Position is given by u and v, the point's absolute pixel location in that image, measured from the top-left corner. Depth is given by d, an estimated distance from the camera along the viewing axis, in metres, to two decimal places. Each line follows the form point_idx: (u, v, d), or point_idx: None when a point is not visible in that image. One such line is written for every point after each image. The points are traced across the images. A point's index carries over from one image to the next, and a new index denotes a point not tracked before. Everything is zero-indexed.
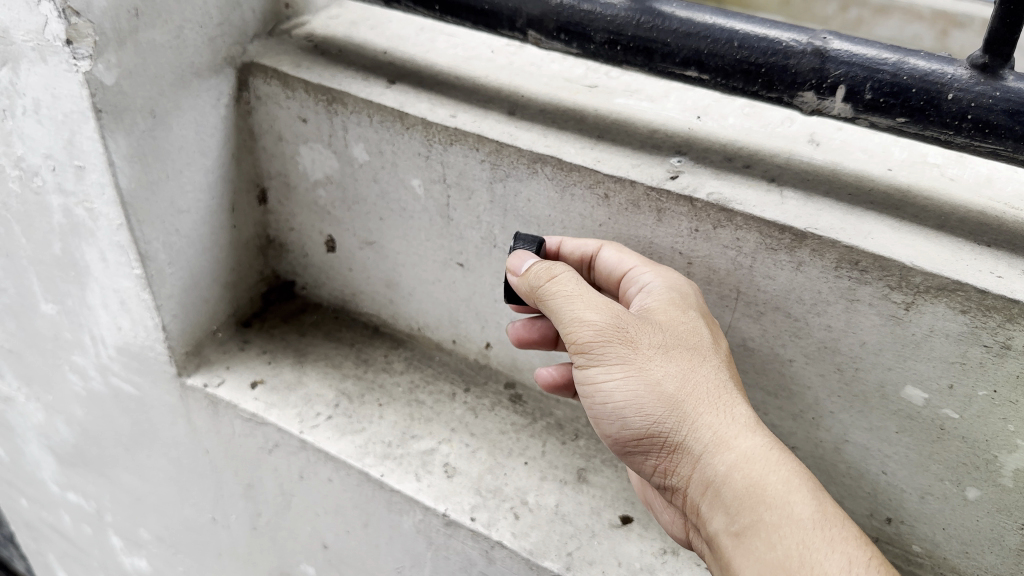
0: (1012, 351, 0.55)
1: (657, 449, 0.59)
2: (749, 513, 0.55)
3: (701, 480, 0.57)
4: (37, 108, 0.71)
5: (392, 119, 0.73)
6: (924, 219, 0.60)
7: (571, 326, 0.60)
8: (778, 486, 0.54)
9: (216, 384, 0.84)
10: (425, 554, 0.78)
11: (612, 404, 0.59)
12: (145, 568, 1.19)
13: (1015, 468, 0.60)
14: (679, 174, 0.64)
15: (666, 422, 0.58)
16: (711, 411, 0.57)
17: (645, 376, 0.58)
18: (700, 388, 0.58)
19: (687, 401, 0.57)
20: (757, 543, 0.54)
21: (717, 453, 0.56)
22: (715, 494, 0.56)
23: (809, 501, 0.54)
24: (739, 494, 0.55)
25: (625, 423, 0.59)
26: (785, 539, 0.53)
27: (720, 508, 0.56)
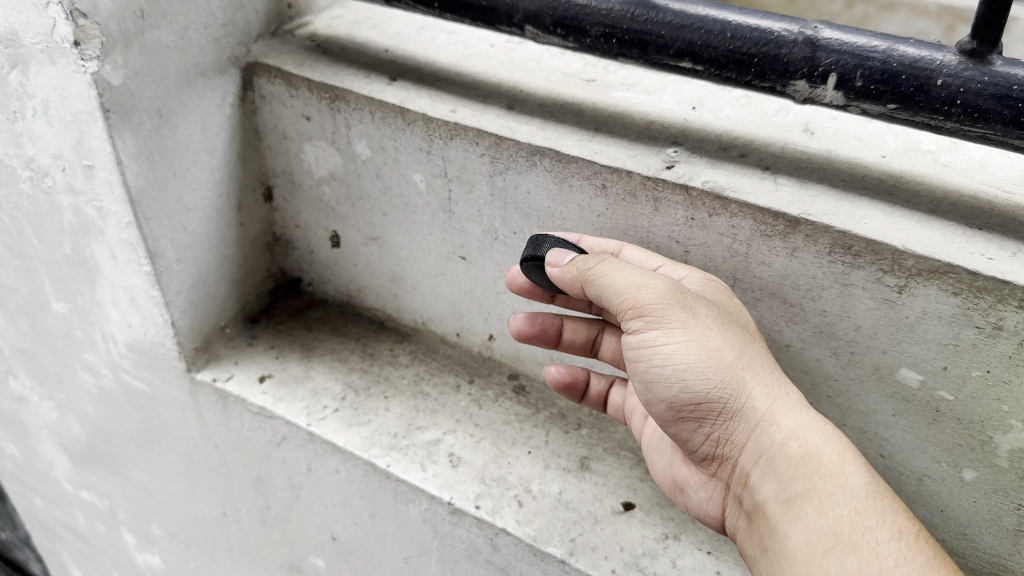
0: (1004, 332, 0.56)
1: (711, 415, 0.60)
2: (805, 480, 0.56)
3: (756, 449, 0.58)
4: (46, 109, 0.73)
5: (394, 115, 0.75)
6: (917, 203, 0.61)
7: (627, 291, 0.59)
8: (833, 456, 0.56)
9: (225, 379, 0.86)
10: (431, 543, 0.79)
11: (668, 368, 0.59)
12: (158, 564, 1.21)
13: (1010, 448, 0.60)
14: (675, 164, 0.65)
15: (726, 388, 0.58)
16: (768, 383, 0.58)
17: (708, 341, 0.58)
18: (758, 361, 0.59)
19: (747, 370, 0.58)
20: (809, 510, 0.55)
21: (774, 423, 0.57)
22: (769, 462, 0.58)
23: (861, 472, 0.56)
24: (795, 462, 0.56)
25: (682, 389, 0.59)
26: (840, 507, 0.55)
27: (773, 476, 0.58)
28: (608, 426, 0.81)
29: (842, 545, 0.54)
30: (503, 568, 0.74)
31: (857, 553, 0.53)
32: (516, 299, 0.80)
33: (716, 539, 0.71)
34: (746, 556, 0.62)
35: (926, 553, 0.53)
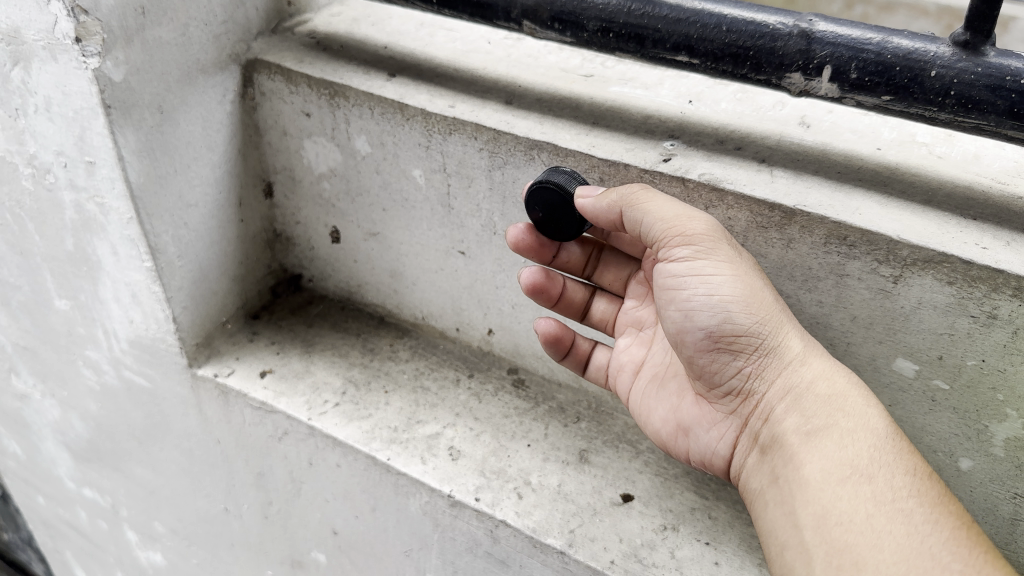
0: (998, 320, 0.56)
1: (747, 348, 0.62)
2: (829, 416, 0.60)
3: (785, 383, 0.62)
4: (48, 105, 0.73)
5: (393, 110, 0.75)
6: (911, 194, 0.61)
7: (678, 227, 0.60)
8: (857, 397, 0.60)
9: (226, 374, 0.86)
10: (431, 536, 0.80)
11: (712, 297, 0.61)
12: (160, 561, 1.21)
13: (1006, 437, 0.61)
14: (671, 157, 0.66)
15: (766, 324, 0.60)
16: (799, 329, 0.62)
17: (752, 282, 0.60)
18: (789, 310, 0.62)
19: (784, 313, 0.61)
20: (829, 443, 0.60)
21: (806, 363, 0.61)
22: (797, 398, 0.61)
23: (880, 415, 0.59)
24: (821, 399, 0.60)
25: (723, 320, 0.61)
26: (860, 440, 0.58)
27: (799, 410, 0.61)
28: (607, 420, 0.82)
29: (857, 474, 0.58)
30: (503, 560, 0.75)
31: (872, 482, 0.57)
32: (514, 293, 0.80)
33: (714, 530, 0.71)
34: (750, 486, 0.65)
35: (935, 488, 0.57)
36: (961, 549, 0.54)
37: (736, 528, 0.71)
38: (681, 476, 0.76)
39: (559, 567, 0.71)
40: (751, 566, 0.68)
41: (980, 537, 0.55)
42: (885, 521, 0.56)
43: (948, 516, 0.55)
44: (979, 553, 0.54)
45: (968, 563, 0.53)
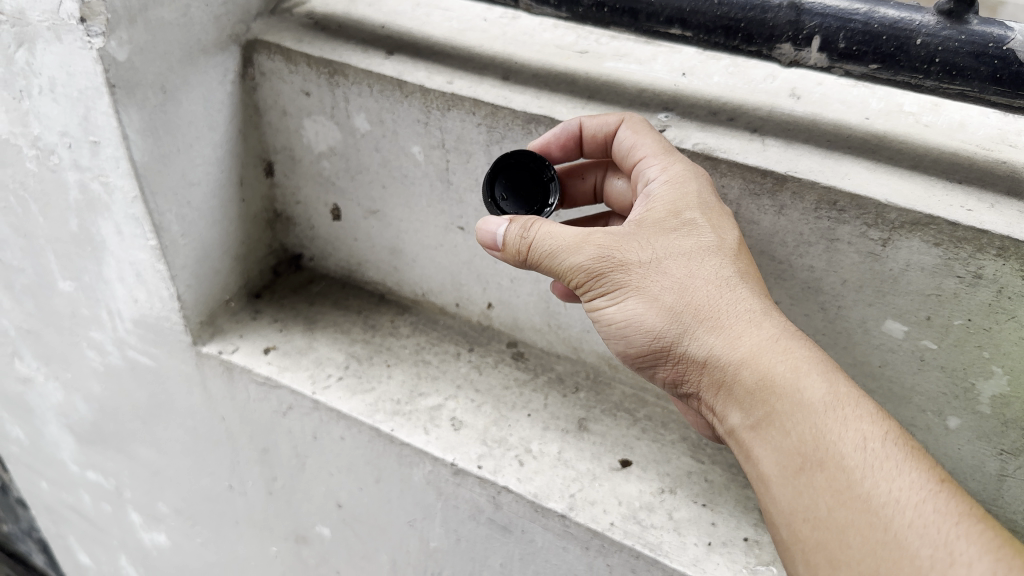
0: (983, 280, 0.58)
1: (669, 359, 0.61)
2: (761, 407, 0.56)
3: (712, 381, 0.59)
4: (53, 86, 0.75)
5: (392, 88, 0.77)
6: (899, 160, 0.63)
7: (566, 272, 0.62)
8: (788, 374, 0.56)
9: (231, 351, 0.88)
10: (435, 505, 0.81)
11: (620, 323, 0.62)
12: (164, 543, 1.23)
13: (991, 394, 0.63)
14: (666, 128, 0.68)
15: (670, 333, 0.59)
16: (715, 316, 0.58)
17: (644, 296, 0.60)
18: (700, 295, 0.59)
19: (687, 310, 0.59)
20: (773, 434, 0.56)
21: (724, 355, 0.58)
22: (728, 390, 0.58)
23: (819, 384, 0.55)
24: (751, 388, 0.57)
25: (637, 339, 0.62)
26: (798, 425, 0.54)
27: (734, 404, 0.58)
28: (605, 390, 0.84)
29: (807, 464, 0.54)
30: (505, 526, 0.77)
31: (824, 469, 0.53)
32: (513, 267, 0.82)
33: (710, 493, 0.73)
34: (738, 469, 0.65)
35: (894, 458, 0.52)
36: (930, 528, 0.49)
37: (732, 491, 0.73)
38: (678, 442, 0.78)
39: (560, 531, 0.73)
40: (746, 526, 0.70)
41: (955, 506, 0.49)
42: (844, 511, 0.51)
43: (912, 491, 0.50)
44: (950, 531, 0.48)
45: (937, 546, 0.48)
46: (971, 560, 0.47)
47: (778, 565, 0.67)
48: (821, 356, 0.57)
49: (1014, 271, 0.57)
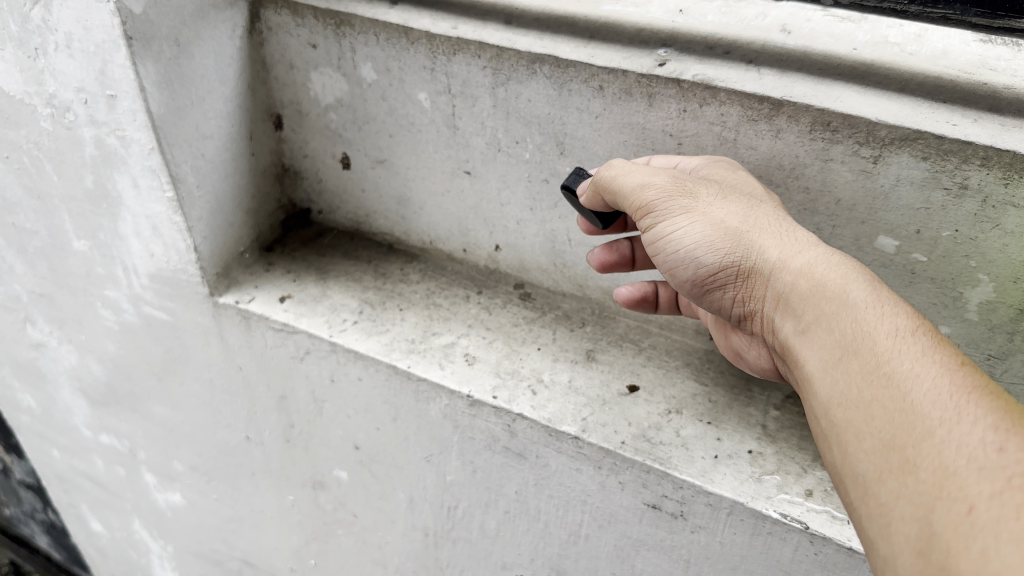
0: (969, 190, 0.62)
1: (732, 282, 0.64)
2: (812, 310, 0.58)
3: (771, 297, 0.62)
4: (69, 42, 0.77)
5: (399, 35, 0.79)
6: (887, 84, 0.66)
7: (636, 192, 0.65)
8: (837, 281, 0.58)
9: (247, 301, 0.91)
10: (451, 439, 0.85)
11: (684, 248, 0.65)
12: (179, 502, 1.26)
13: (979, 301, 0.67)
14: (666, 62, 0.70)
15: (733, 253, 0.63)
16: (776, 236, 0.62)
17: (711, 219, 0.63)
18: (766, 220, 0.63)
19: (751, 232, 0.62)
20: (820, 333, 0.58)
21: (783, 268, 0.60)
22: (784, 302, 0.61)
23: (865, 288, 0.57)
24: (804, 296, 0.59)
25: (699, 265, 0.65)
26: (838, 320, 0.57)
27: (789, 314, 0.61)
28: (609, 323, 0.87)
29: (847, 353, 0.55)
30: (520, 453, 0.81)
31: (859, 355, 0.54)
32: (519, 209, 0.86)
33: (714, 412, 0.77)
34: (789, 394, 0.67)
35: (922, 345, 0.52)
36: (945, 395, 0.49)
37: (734, 410, 0.77)
38: (682, 368, 0.82)
39: (574, 453, 0.76)
40: (750, 440, 0.74)
41: (975, 382, 0.49)
42: (872, 387, 0.52)
43: (934, 368, 0.51)
44: (964, 396, 0.48)
45: (948, 409, 0.48)
46: (977, 419, 0.47)
47: (781, 473, 0.71)
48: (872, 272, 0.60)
49: (997, 179, 0.60)
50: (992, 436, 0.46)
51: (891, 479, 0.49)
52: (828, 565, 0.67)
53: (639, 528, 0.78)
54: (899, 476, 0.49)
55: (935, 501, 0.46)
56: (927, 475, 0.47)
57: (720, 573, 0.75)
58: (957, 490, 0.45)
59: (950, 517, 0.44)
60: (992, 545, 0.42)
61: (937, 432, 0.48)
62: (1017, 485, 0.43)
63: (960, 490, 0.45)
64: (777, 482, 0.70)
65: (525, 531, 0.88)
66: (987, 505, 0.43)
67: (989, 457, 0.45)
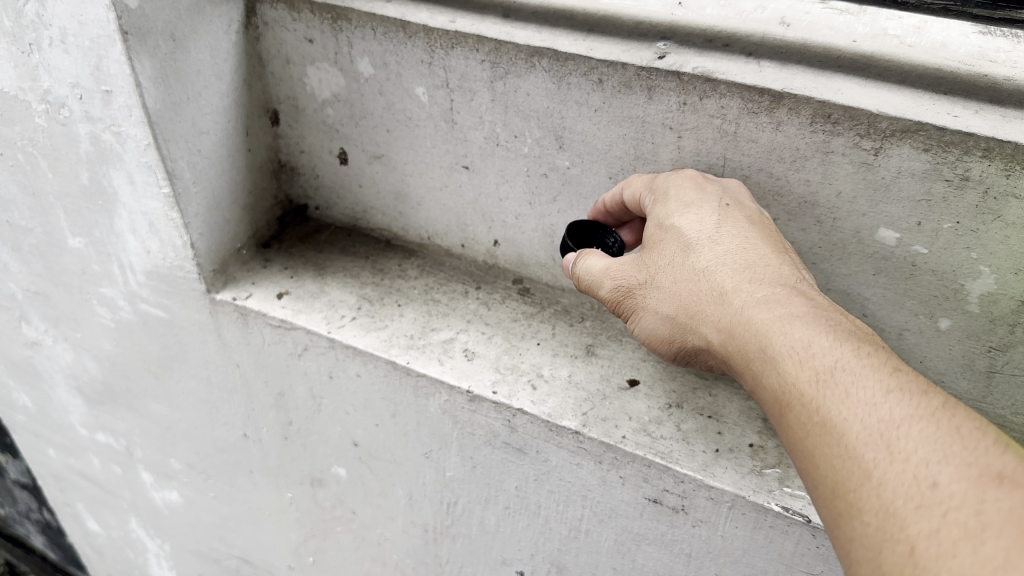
0: (971, 182, 0.62)
1: (694, 346, 0.64)
2: (751, 369, 0.56)
3: (722, 356, 0.60)
4: (64, 37, 0.76)
5: (396, 29, 0.79)
6: (887, 77, 0.66)
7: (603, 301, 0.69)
8: (762, 335, 0.56)
9: (245, 298, 0.90)
10: (451, 435, 0.85)
11: (651, 331, 0.66)
12: (176, 500, 1.25)
13: (980, 293, 0.67)
14: (666, 55, 0.70)
15: (687, 329, 0.63)
16: (710, 304, 0.61)
17: (659, 304, 0.65)
18: (700, 287, 0.62)
19: (690, 308, 0.62)
20: (761, 393, 0.56)
21: (722, 332, 0.59)
22: (732, 362, 0.59)
23: (786, 337, 0.54)
24: (744, 354, 0.57)
25: (668, 342, 0.66)
26: (768, 375, 0.54)
27: (738, 371, 0.59)
28: (609, 318, 0.87)
29: (782, 410, 0.53)
30: (520, 448, 0.81)
31: (791, 409, 0.52)
32: (518, 203, 0.85)
33: (715, 406, 0.77)
34: None
35: (843, 381, 0.49)
36: (873, 434, 0.46)
37: (734, 403, 0.77)
38: None
39: (574, 448, 0.76)
40: (750, 434, 0.74)
41: (905, 409, 0.46)
42: (807, 437, 0.50)
43: (860, 405, 0.48)
44: (893, 432, 0.46)
45: (878, 448, 0.45)
46: (908, 455, 0.44)
47: (782, 467, 0.71)
48: (803, 303, 0.57)
49: (998, 171, 0.60)
50: (925, 470, 0.43)
51: (839, 527, 0.47)
52: (830, 558, 0.67)
53: (640, 522, 0.78)
54: (845, 523, 0.46)
55: (880, 545, 0.43)
56: (872, 517, 0.44)
57: (722, 566, 0.75)
58: (902, 532, 0.42)
59: (896, 561, 0.42)
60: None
61: (871, 475, 0.45)
62: (954, 521, 0.41)
63: (901, 530, 0.42)
64: (778, 476, 0.70)
65: (525, 526, 0.87)
66: (929, 546, 0.41)
67: (923, 493, 0.43)
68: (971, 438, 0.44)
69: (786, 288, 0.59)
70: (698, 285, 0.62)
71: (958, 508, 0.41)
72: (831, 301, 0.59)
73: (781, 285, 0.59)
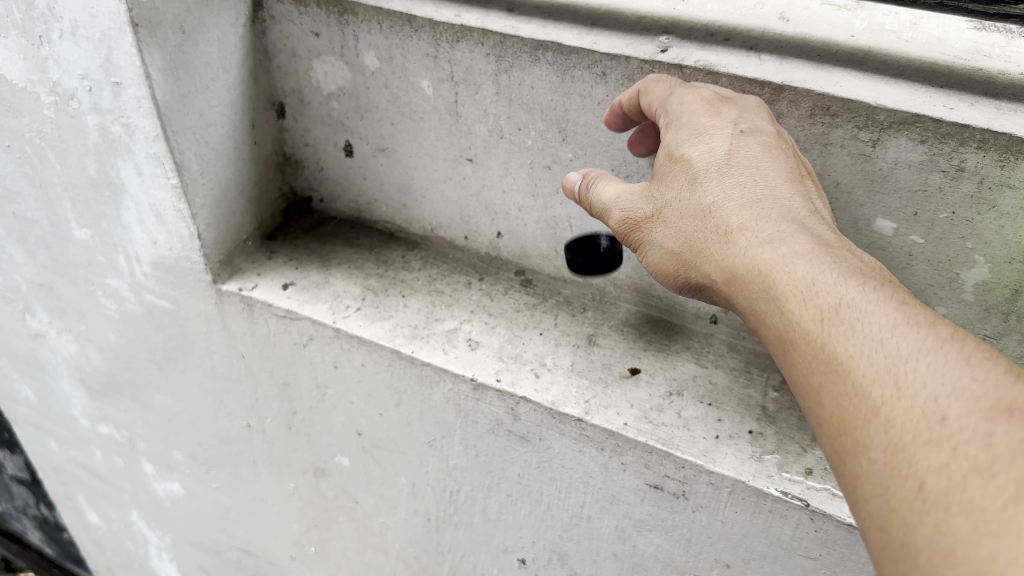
0: (965, 173, 0.63)
1: (696, 282, 0.64)
2: (755, 300, 0.57)
3: (725, 291, 0.61)
4: (74, 29, 0.77)
5: (402, 23, 0.80)
6: (885, 70, 0.67)
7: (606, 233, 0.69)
8: (769, 269, 0.56)
9: (250, 288, 0.91)
10: (454, 423, 0.86)
11: (654, 265, 0.66)
12: (178, 491, 1.26)
13: (975, 282, 0.69)
14: (668, 49, 0.72)
15: (689, 264, 0.63)
16: (715, 238, 0.61)
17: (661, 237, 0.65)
18: (703, 222, 0.62)
19: (694, 244, 0.63)
20: (765, 324, 0.56)
21: (725, 265, 0.60)
22: (734, 296, 0.59)
23: (795, 271, 0.54)
24: (749, 287, 0.57)
25: (669, 275, 0.66)
26: (773, 312, 0.55)
27: (740, 306, 0.59)
28: (610, 309, 0.89)
29: (786, 348, 0.53)
30: (523, 436, 0.82)
31: (796, 347, 0.52)
32: (521, 196, 0.87)
33: (715, 393, 0.78)
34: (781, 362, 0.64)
35: (851, 319, 0.50)
36: (881, 371, 0.46)
37: (734, 391, 0.79)
38: (682, 351, 0.83)
39: (576, 435, 0.77)
40: (750, 420, 0.75)
41: (913, 344, 0.47)
42: (813, 376, 0.50)
43: (867, 342, 0.48)
44: (901, 367, 0.46)
45: (886, 385, 0.46)
46: (917, 390, 0.44)
47: (781, 453, 0.72)
48: (808, 241, 0.57)
49: (993, 162, 0.62)
50: (934, 404, 0.44)
51: (848, 463, 0.47)
52: (829, 541, 0.69)
53: (641, 508, 0.79)
54: (852, 459, 0.47)
55: (888, 482, 0.44)
56: (879, 454, 0.45)
57: (722, 551, 0.77)
58: (911, 465, 0.43)
59: (904, 495, 0.43)
60: (945, 520, 0.40)
61: (880, 412, 0.45)
62: (964, 455, 0.41)
63: (909, 466, 0.43)
64: (777, 461, 0.71)
65: (527, 514, 0.89)
66: (937, 480, 0.41)
67: (931, 427, 0.43)
68: (980, 370, 0.44)
69: (792, 224, 0.58)
70: (706, 225, 0.62)
71: (968, 442, 0.41)
72: (838, 237, 0.59)
73: (788, 221, 0.59)
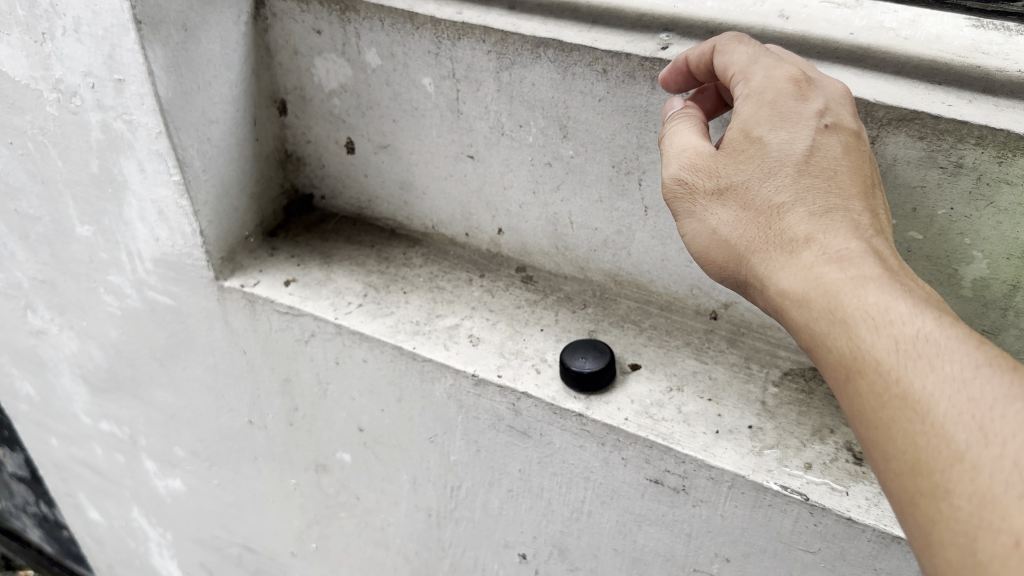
0: (964, 169, 0.64)
1: (741, 279, 0.59)
2: (821, 307, 0.52)
3: (775, 297, 0.56)
4: (77, 26, 0.77)
5: (404, 20, 0.80)
6: (885, 67, 0.67)
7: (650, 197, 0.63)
8: (844, 284, 0.51)
9: (252, 285, 0.92)
10: (455, 418, 0.87)
11: (696, 248, 0.61)
12: (179, 488, 1.26)
13: (973, 278, 0.69)
14: (669, 46, 0.72)
15: (740, 259, 0.58)
16: (782, 235, 0.56)
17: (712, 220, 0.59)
18: (765, 218, 0.57)
19: (753, 239, 0.57)
20: (829, 335, 0.51)
21: (788, 268, 0.55)
22: (789, 302, 0.54)
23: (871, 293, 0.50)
24: (816, 291, 0.52)
25: (709, 262, 0.61)
26: (836, 337, 0.50)
27: (792, 316, 0.54)
28: (610, 305, 0.89)
29: (851, 373, 0.49)
30: (524, 431, 0.82)
31: (864, 376, 0.48)
32: (522, 192, 0.87)
33: (715, 389, 0.79)
34: None
35: (931, 352, 0.46)
36: (966, 415, 0.43)
37: (734, 387, 0.79)
38: (682, 347, 0.84)
39: (577, 430, 0.78)
40: (750, 415, 0.76)
41: (998, 389, 0.43)
42: (883, 410, 0.47)
43: (948, 381, 0.44)
44: (988, 414, 0.42)
45: (973, 430, 0.42)
46: (1009, 439, 0.41)
47: (781, 448, 0.72)
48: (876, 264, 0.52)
49: (991, 158, 0.62)
50: None
51: (920, 504, 0.44)
52: (828, 535, 0.69)
53: (641, 503, 0.80)
54: (928, 502, 0.43)
55: (975, 533, 0.41)
56: (964, 502, 0.41)
57: (721, 546, 0.77)
58: (1000, 518, 0.40)
59: (998, 551, 0.39)
60: None
61: (964, 457, 0.42)
62: None
63: (1002, 521, 0.40)
64: (777, 456, 0.72)
65: (527, 509, 0.89)
66: None
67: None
68: None
69: (861, 242, 0.54)
70: (768, 223, 0.57)
71: None
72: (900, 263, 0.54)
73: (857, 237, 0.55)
